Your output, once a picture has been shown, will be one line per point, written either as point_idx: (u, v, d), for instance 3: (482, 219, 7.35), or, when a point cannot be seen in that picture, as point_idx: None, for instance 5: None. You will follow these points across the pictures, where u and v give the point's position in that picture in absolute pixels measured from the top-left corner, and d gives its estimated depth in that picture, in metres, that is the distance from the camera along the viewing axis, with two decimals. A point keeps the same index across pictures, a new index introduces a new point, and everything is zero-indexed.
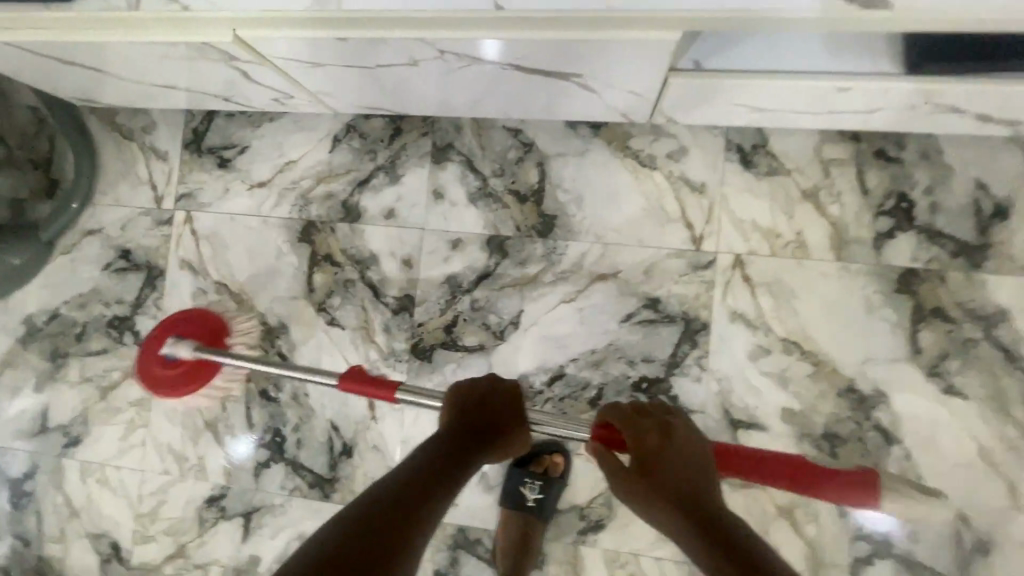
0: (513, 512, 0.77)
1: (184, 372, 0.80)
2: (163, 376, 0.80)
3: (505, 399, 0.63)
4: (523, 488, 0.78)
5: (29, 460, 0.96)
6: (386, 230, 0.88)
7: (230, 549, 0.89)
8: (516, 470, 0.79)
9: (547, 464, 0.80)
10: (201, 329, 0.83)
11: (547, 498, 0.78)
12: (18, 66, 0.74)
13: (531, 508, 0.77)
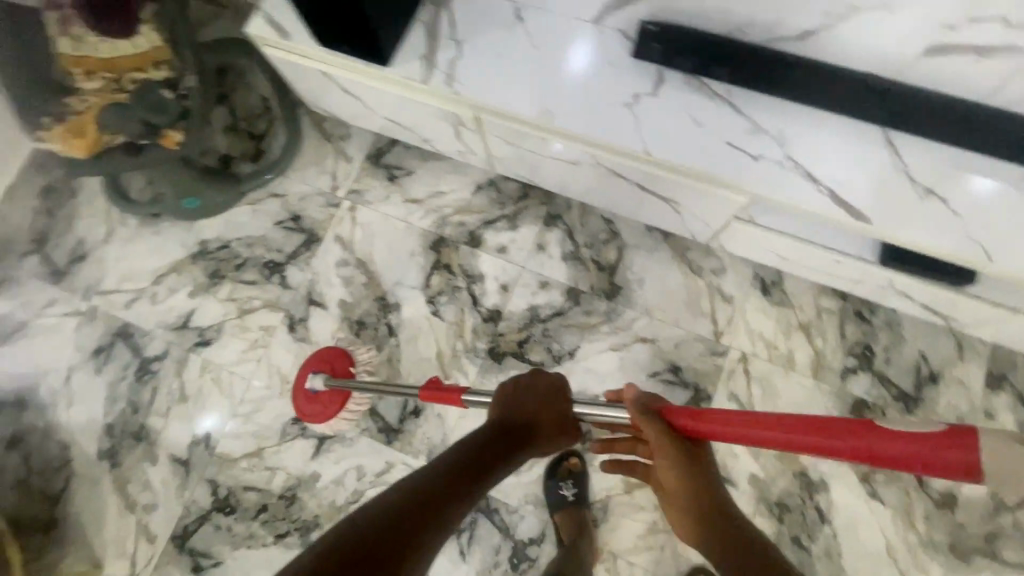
0: (563, 510, 1.01)
1: (324, 401, 1.07)
2: (313, 409, 1.07)
3: (550, 394, 0.82)
4: (561, 490, 1.02)
5: (163, 345, 1.21)
6: (495, 260, 1.18)
7: (300, 462, 1.11)
8: (551, 479, 1.03)
9: (568, 466, 1.04)
10: (328, 365, 1.10)
11: (580, 489, 1.03)
12: (302, 80, 1.09)
13: (574, 500, 1.02)
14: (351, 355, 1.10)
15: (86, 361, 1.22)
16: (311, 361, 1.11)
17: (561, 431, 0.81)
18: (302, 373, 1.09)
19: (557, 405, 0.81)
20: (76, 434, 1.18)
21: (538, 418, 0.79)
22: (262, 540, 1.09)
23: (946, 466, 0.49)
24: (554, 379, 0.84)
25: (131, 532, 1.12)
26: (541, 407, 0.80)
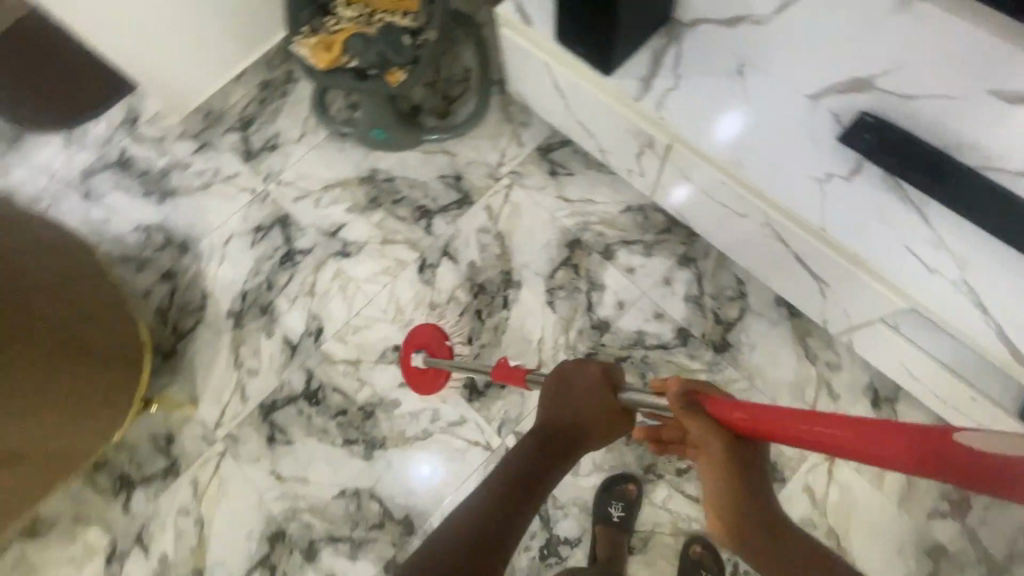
0: (605, 526, 1.04)
1: (428, 377, 1.18)
2: (420, 382, 1.18)
3: (596, 383, 0.83)
4: (609, 507, 1.05)
5: (311, 243, 1.36)
6: (621, 278, 1.24)
7: (389, 386, 1.22)
8: (603, 493, 1.07)
9: (624, 490, 1.07)
10: (428, 343, 1.21)
11: (628, 514, 1.05)
12: (518, 64, 1.20)
13: (618, 521, 1.04)
14: (442, 332, 1.20)
15: (245, 233, 1.39)
16: (408, 341, 1.21)
17: (617, 419, 0.81)
18: (403, 355, 1.20)
19: (602, 396, 0.81)
20: (217, 290, 1.35)
21: (589, 407, 0.80)
22: (334, 439, 1.19)
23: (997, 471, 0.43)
24: (597, 363, 0.85)
25: (231, 387, 1.26)
26: (591, 395, 0.81)
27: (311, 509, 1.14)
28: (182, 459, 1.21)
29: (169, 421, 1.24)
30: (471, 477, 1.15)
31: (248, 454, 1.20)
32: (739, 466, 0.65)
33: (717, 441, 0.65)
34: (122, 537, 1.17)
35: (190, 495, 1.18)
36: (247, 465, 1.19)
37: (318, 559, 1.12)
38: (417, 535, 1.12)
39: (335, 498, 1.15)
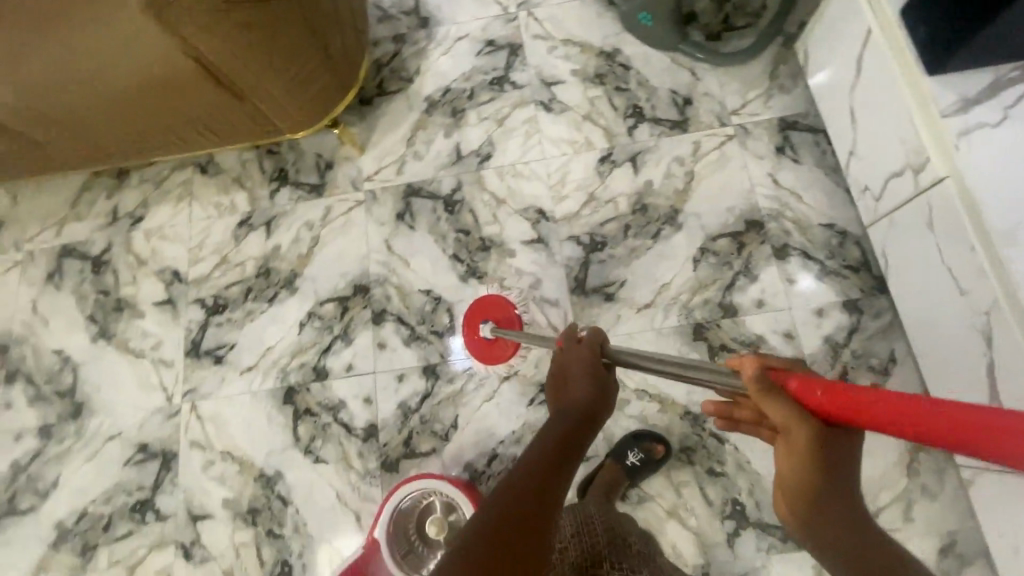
0: (615, 462, 1.05)
1: (496, 347, 1.13)
2: (488, 352, 1.13)
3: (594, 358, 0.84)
4: (628, 452, 1.05)
5: (525, 81, 1.37)
6: (778, 281, 1.16)
7: (515, 237, 1.25)
8: (631, 438, 1.06)
9: (651, 448, 1.05)
10: (494, 311, 1.16)
11: (642, 468, 1.04)
12: (834, 20, 1.07)
13: (629, 467, 1.04)
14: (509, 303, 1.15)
15: (477, 40, 1.42)
16: (472, 310, 1.17)
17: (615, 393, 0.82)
18: (468, 327, 1.16)
19: (596, 369, 0.82)
20: (428, 73, 1.41)
21: (595, 383, 0.80)
22: (446, 247, 1.26)
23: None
24: (597, 341, 0.86)
25: (393, 157, 1.35)
26: (593, 370, 0.82)
27: (397, 287, 1.24)
28: (329, 186, 1.35)
29: (335, 151, 1.37)
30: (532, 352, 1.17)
31: (376, 214, 1.31)
32: (824, 464, 0.51)
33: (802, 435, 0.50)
34: (256, 213, 1.34)
35: (318, 216, 1.32)
36: (370, 222, 1.30)
37: (380, 327, 1.22)
38: (463, 363, 1.18)
39: (420, 292, 1.24)
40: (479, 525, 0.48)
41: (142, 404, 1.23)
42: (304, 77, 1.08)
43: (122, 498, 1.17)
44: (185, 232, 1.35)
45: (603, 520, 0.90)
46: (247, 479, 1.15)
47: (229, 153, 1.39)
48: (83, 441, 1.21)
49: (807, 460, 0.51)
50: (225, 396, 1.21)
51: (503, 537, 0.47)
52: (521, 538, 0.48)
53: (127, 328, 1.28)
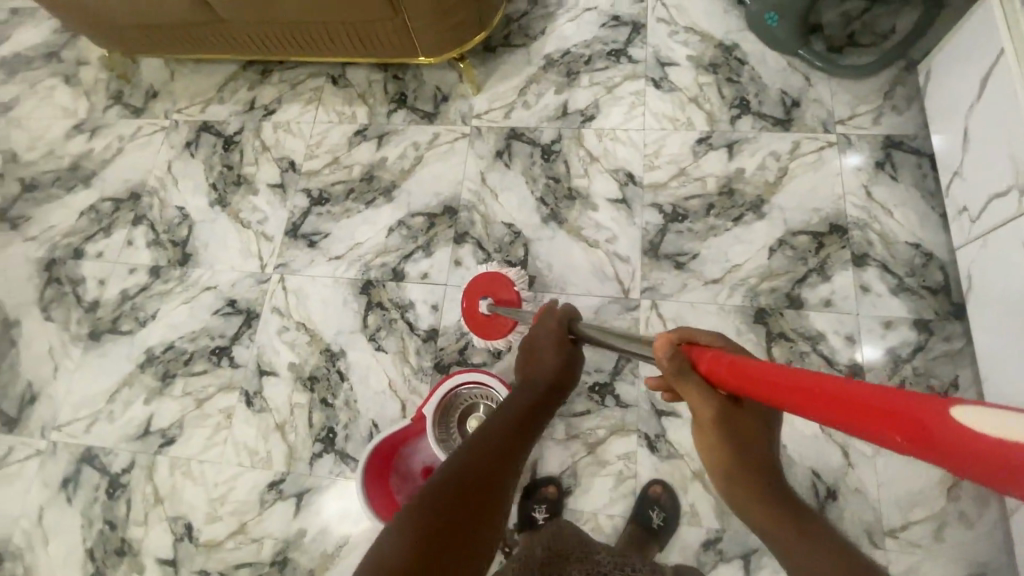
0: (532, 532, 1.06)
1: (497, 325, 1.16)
2: (486, 330, 1.16)
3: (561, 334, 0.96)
4: (533, 512, 1.08)
5: (640, 57, 1.45)
6: (850, 286, 1.18)
7: (600, 193, 1.32)
8: (524, 501, 1.09)
9: (546, 491, 1.10)
10: (492, 288, 1.18)
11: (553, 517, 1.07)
12: (967, 40, 1.08)
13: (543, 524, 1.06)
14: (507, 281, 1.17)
15: (604, 13, 1.50)
16: (470, 289, 1.19)
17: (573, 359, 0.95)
18: (468, 304, 1.18)
19: (565, 349, 0.94)
20: (552, 34, 1.50)
21: (561, 358, 0.92)
22: (534, 190, 1.34)
23: (990, 456, 0.30)
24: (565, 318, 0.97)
25: (503, 102, 1.45)
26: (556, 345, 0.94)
27: (483, 215, 1.34)
28: (440, 116, 1.46)
29: (453, 87, 1.49)
30: (594, 299, 1.23)
31: (477, 149, 1.41)
32: (731, 431, 0.66)
33: (715, 403, 0.64)
34: (372, 127, 1.48)
35: (425, 139, 1.44)
36: (470, 154, 1.41)
37: (459, 246, 1.32)
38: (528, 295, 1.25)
39: (502, 224, 1.32)
40: (441, 478, 0.62)
41: (239, 267, 1.37)
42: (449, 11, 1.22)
43: (205, 341, 1.31)
44: (307, 130, 1.50)
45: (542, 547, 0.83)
46: (313, 351, 1.27)
47: (359, 71, 1.53)
48: (185, 286, 1.37)
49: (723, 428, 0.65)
50: (310, 276, 1.34)
51: (462, 492, 0.60)
52: (477, 489, 0.61)
53: (241, 201, 1.44)
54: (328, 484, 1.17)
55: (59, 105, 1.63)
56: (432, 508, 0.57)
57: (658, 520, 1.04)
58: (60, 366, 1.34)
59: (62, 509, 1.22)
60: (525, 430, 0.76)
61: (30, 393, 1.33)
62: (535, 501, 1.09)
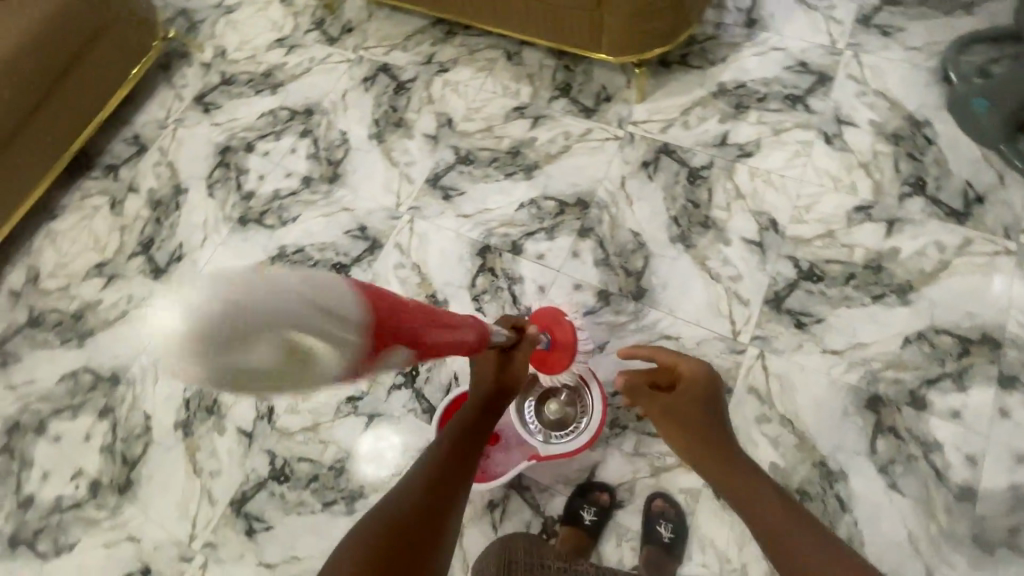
0: (571, 528, 1.06)
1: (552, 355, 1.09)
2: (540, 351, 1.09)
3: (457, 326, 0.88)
4: (581, 510, 1.07)
5: (818, 109, 1.39)
6: (986, 404, 1.07)
7: (737, 230, 1.29)
8: (578, 497, 1.08)
9: (599, 497, 1.08)
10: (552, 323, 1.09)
11: (597, 520, 1.06)
12: None
13: (585, 525, 1.06)
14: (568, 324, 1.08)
15: (792, 56, 1.46)
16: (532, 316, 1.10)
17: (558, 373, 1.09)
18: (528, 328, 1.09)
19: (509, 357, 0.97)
20: (731, 64, 1.48)
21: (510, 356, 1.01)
22: (670, 208, 1.34)
23: None
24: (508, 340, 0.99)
25: (663, 116, 1.46)
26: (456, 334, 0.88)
27: (613, 217, 1.35)
28: (598, 113, 1.49)
29: (618, 90, 1.51)
30: (700, 330, 1.20)
31: (625, 153, 1.42)
32: (708, 406, 0.98)
33: (704, 383, 1.00)
34: (530, 106, 1.54)
35: (577, 131, 1.47)
36: (617, 157, 1.42)
37: (581, 239, 1.34)
38: (634, 305, 1.25)
39: (629, 231, 1.33)
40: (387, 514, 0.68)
41: (378, 199, 1.48)
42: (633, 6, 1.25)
43: (331, 255, 1.43)
44: (471, 94, 1.58)
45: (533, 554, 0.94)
46: (421, 292, 1.34)
47: (534, 53, 1.60)
48: (327, 202, 1.50)
49: (704, 403, 0.98)
50: (437, 225, 1.42)
51: (389, 552, 0.63)
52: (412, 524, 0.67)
53: (395, 142, 1.56)
54: (399, 415, 1.24)
55: (271, 19, 1.84)
56: (373, 541, 0.64)
57: (667, 534, 1.03)
58: (209, 237, 1.51)
59: None
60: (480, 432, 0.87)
61: (180, 252, 1.50)
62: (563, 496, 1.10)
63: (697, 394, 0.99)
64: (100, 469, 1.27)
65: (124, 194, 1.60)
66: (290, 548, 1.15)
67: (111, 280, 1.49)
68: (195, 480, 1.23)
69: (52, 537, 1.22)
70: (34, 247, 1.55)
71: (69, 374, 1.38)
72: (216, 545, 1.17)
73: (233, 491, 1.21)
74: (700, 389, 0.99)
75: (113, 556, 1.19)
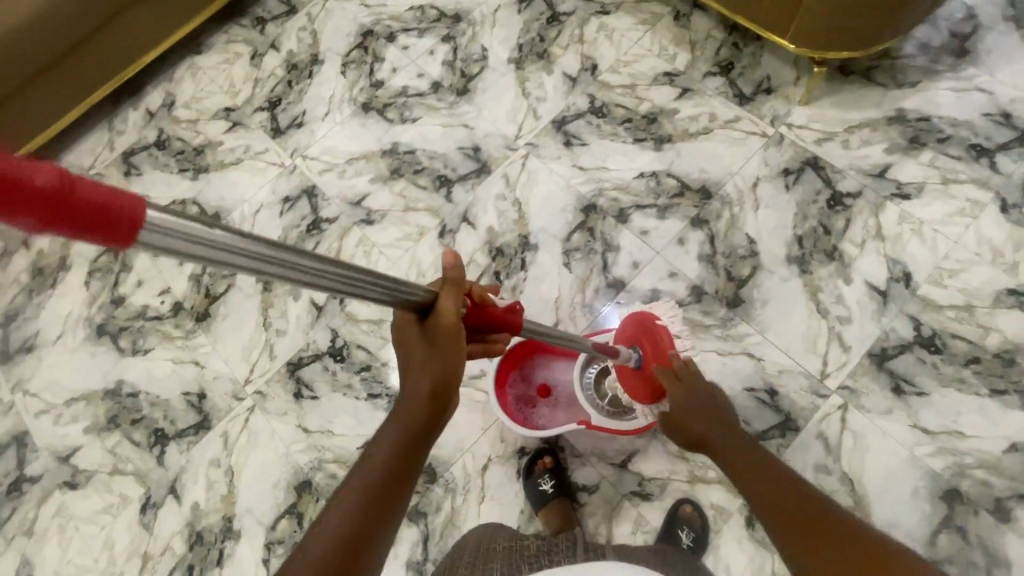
0: (551, 506, 1.05)
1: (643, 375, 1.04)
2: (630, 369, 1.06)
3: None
4: (541, 484, 1.07)
5: (1006, 171, 1.22)
6: None
7: (862, 271, 1.18)
8: (529, 478, 1.09)
9: (543, 462, 1.10)
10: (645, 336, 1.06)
11: (558, 485, 1.08)
12: None
13: (551, 493, 1.06)
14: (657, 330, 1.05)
15: (996, 104, 1.28)
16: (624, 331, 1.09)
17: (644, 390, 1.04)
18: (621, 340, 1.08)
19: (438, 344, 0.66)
20: (922, 92, 1.31)
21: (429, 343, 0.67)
22: (798, 226, 1.23)
23: None
24: (396, 297, 0.60)
25: (824, 126, 1.32)
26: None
27: (733, 217, 1.26)
28: (755, 103, 1.37)
29: (785, 85, 1.37)
30: (786, 359, 1.13)
31: (768, 154, 1.31)
32: (709, 410, 0.95)
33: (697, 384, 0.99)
34: (683, 76, 1.42)
35: (725, 116, 1.36)
36: (758, 155, 1.31)
37: (692, 228, 1.26)
38: (725, 312, 1.19)
39: (745, 236, 1.24)
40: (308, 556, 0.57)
41: (500, 125, 1.44)
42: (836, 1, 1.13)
43: (438, 165, 1.42)
44: (625, 45, 1.48)
45: (481, 547, 0.92)
46: (515, 230, 1.33)
47: (706, 21, 1.47)
48: (449, 113, 1.48)
49: (707, 408, 0.95)
50: (550, 169, 1.37)
51: None
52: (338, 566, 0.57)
53: (533, 72, 1.49)
54: None
55: None
56: None
57: (686, 541, 1.01)
58: (330, 113, 1.53)
59: (273, 216, 1.43)
60: (417, 440, 0.66)
61: (299, 120, 1.53)
62: (539, 475, 1.08)
63: (693, 400, 0.96)
64: (184, 294, 1.36)
65: (265, 49, 1.64)
66: (326, 422, 1.21)
67: (235, 127, 1.55)
68: (262, 332, 1.30)
69: (132, 339, 1.33)
70: (176, 75, 1.63)
71: (179, 201, 1.47)
72: (265, 395, 1.25)
73: (293, 354, 1.27)
74: (696, 392, 0.97)
75: (177, 373, 1.29)
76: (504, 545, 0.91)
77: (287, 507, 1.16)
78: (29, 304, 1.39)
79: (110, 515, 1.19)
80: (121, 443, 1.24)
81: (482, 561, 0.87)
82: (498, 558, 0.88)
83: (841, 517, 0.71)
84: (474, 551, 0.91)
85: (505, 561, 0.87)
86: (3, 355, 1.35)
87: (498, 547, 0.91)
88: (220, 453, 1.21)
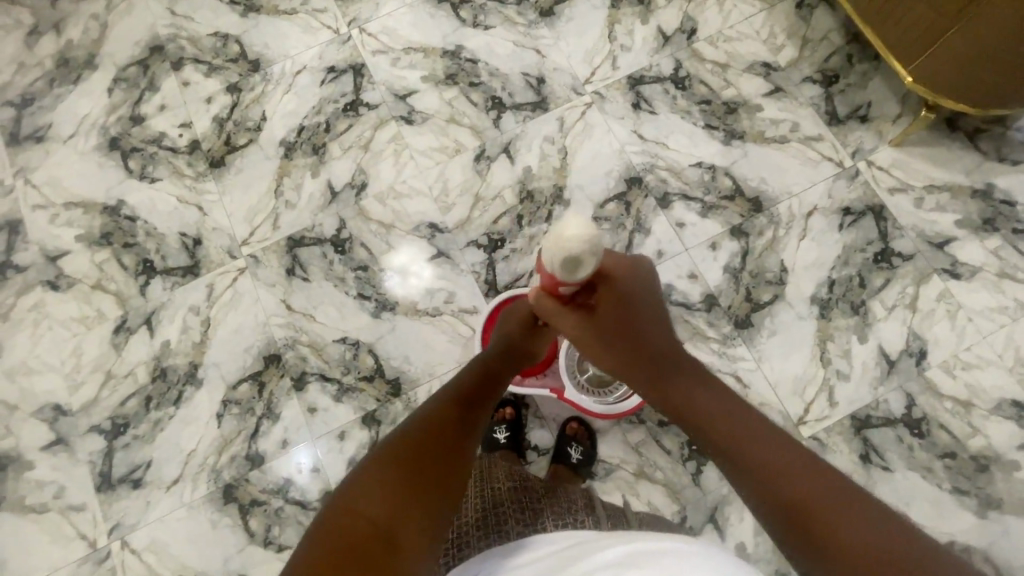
0: (501, 449, 1.07)
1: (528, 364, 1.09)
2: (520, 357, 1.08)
3: (559, 306, 0.72)
4: (495, 431, 1.09)
5: None
6: None
7: (880, 335, 1.14)
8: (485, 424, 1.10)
9: (502, 413, 1.11)
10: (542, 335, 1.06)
11: (511, 435, 1.10)
12: None
13: (502, 442, 1.08)
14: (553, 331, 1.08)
15: None
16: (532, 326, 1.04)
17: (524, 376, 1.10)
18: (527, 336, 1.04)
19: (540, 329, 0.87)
20: (1021, 173, 1.21)
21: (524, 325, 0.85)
22: (835, 269, 1.18)
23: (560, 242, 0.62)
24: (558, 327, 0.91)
25: (904, 176, 1.22)
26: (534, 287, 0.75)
27: (775, 238, 1.20)
28: (844, 128, 1.26)
29: (882, 119, 1.26)
30: (771, 394, 1.12)
31: (835, 186, 1.22)
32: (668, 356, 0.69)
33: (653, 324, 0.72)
34: (781, 73, 1.30)
35: (808, 132, 1.26)
36: (825, 183, 1.23)
37: (730, 236, 1.21)
38: (729, 329, 1.16)
39: (779, 261, 1.19)
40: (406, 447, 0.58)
41: (573, 62, 1.33)
42: (982, 43, 0.99)
43: (497, 85, 1.32)
44: (734, 19, 1.34)
45: (488, 494, 0.79)
46: (553, 178, 1.26)
47: (830, 22, 1.32)
48: (526, 31, 1.35)
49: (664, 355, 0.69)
50: (608, 126, 1.28)
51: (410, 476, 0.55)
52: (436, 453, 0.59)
53: (628, 15, 1.35)
54: (461, 270, 1.22)
55: None
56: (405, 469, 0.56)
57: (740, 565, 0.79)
58: None
59: (313, 82, 1.35)
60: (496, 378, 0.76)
61: None
62: (495, 423, 1.10)
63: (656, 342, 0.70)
64: (204, 134, 1.31)
65: None
66: (310, 306, 1.21)
67: None
68: (272, 198, 1.27)
69: (142, 163, 1.30)
70: None
71: (222, 34, 1.38)
72: (258, 262, 1.23)
73: (296, 230, 1.25)
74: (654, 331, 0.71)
75: (179, 212, 1.27)
76: (506, 486, 0.81)
77: (251, 373, 1.18)
78: (48, 94, 1.34)
79: (83, 326, 1.21)
80: (110, 261, 1.24)
81: (490, 509, 0.77)
82: (508, 507, 0.77)
83: (804, 455, 0.54)
84: (476, 494, 0.80)
85: (516, 515, 0.76)
86: (13, 136, 1.31)
87: (500, 491, 0.80)
88: (202, 302, 1.21)
